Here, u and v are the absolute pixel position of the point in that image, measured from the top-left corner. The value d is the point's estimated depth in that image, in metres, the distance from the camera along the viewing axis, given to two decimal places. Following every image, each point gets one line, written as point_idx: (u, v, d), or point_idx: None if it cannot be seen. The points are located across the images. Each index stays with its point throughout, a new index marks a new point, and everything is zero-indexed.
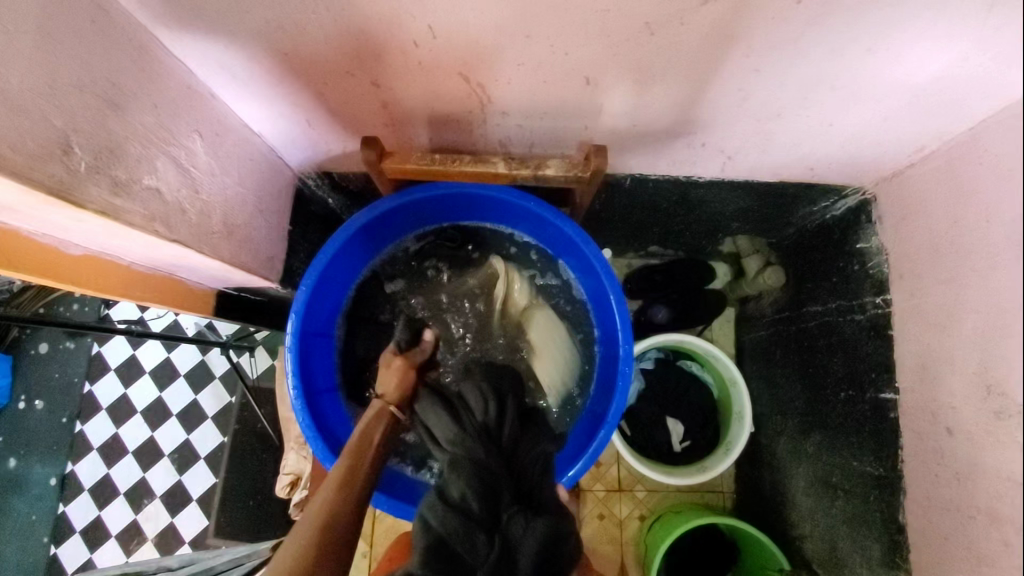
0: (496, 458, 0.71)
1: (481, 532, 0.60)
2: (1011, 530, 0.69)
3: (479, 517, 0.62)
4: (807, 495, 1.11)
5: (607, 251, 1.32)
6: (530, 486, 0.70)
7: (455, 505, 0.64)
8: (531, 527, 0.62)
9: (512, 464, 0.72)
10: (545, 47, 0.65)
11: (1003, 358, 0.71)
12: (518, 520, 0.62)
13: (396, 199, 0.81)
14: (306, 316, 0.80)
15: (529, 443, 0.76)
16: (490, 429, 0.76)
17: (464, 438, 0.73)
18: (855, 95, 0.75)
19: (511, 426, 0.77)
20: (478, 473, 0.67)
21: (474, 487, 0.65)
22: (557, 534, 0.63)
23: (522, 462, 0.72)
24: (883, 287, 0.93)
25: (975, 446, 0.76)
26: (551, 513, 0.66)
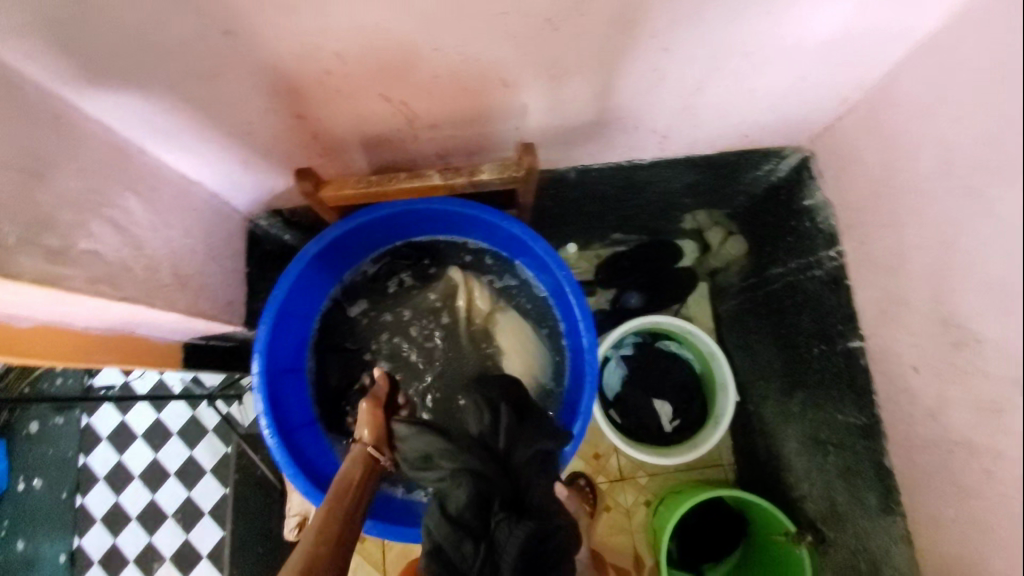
0: (493, 464, 0.73)
1: (469, 541, 0.65)
2: (989, 457, 0.70)
3: (469, 526, 0.66)
4: (800, 455, 1.12)
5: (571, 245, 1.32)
6: (526, 487, 0.71)
7: (452, 515, 0.68)
8: (515, 532, 0.64)
9: (506, 469, 0.72)
10: (457, 56, 0.67)
11: (950, 290, 0.73)
12: (502, 527, 0.65)
13: (342, 225, 0.82)
14: (270, 354, 0.81)
15: (529, 440, 0.75)
16: (486, 437, 0.77)
17: (462, 448, 0.74)
18: (768, 59, 0.77)
19: (509, 430, 0.76)
20: (474, 482, 0.70)
21: (466, 498, 0.68)
22: (543, 535, 0.66)
23: (517, 467, 0.73)
24: (835, 240, 0.95)
25: (940, 379, 0.77)
26: (542, 513, 0.68)
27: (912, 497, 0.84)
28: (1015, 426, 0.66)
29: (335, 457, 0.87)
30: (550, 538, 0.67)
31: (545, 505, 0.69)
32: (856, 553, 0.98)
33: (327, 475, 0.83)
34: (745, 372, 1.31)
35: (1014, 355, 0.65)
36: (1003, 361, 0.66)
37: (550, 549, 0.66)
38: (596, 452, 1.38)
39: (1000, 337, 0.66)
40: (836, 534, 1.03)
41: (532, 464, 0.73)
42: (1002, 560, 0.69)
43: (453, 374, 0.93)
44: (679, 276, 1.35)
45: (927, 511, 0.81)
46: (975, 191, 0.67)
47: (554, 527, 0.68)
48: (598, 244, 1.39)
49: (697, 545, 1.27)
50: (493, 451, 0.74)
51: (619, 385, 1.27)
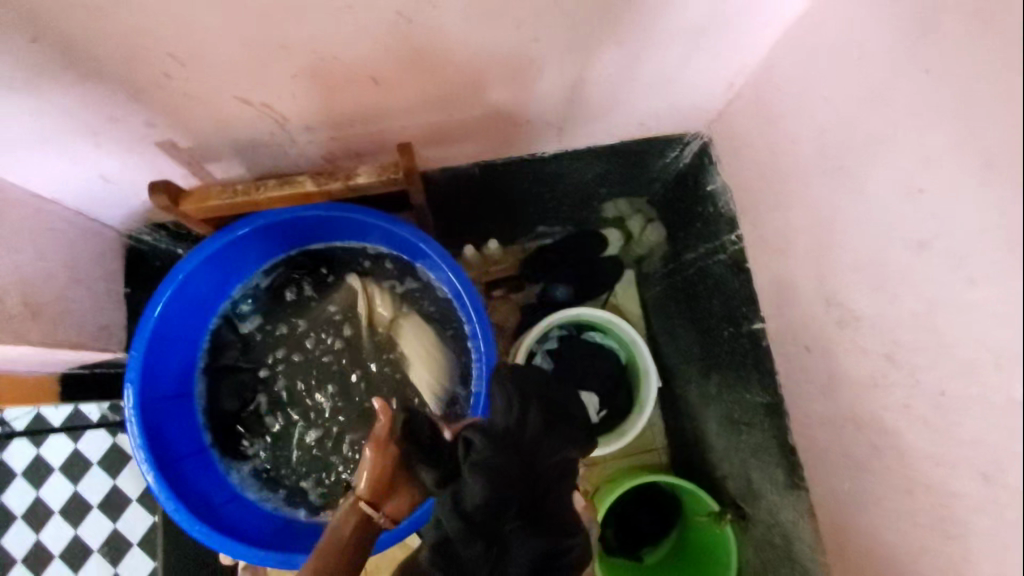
0: (519, 465, 0.68)
1: (481, 543, 0.64)
2: (874, 430, 0.73)
3: (484, 527, 0.65)
4: (720, 435, 1.14)
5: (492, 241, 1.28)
6: (543, 495, 0.69)
7: (467, 512, 0.65)
8: (527, 545, 0.65)
9: (533, 476, 0.69)
10: (309, 54, 0.62)
11: (830, 270, 0.75)
12: (519, 541, 0.65)
13: (219, 239, 0.77)
14: (146, 383, 0.76)
15: (556, 444, 0.71)
16: (512, 430, 0.70)
17: (488, 440, 0.68)
18: (646, 47, 0.76)
19: (536, 430, 0.70)
20: (496, 485, 0.65)
21: (487, 499, 0.65)
22: (552, 549, 0.67)
23: (544, 471, 0.70)
24: (734, 223, 0.96)
25: (828, 356, 0.79)
26: (558, 525, 0.69)
27: (813, 471, 0.87)
28: (890, 400, 0.68)
29: (228, 483, 0.83)
30: (559, 550, 0.68)
31: (560, 520, 0.69)
32: (771, 528, 1.01)
33: (216, 505, 0.79)
34: (670, 356, 1.31)
35: (885, 330, 0.67)
36: (876, 338, 0.68)
37: (556, 561, 0.67)
38: None
39: (873, 314, 0.68)
40: (753, 510, 1.06)
41: (557, 471, 0.71)
42: (888, 528, 0.72)
43: (357, 385, 0.90)
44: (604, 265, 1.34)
45: (826, 484, 0.84)
46: (845, 172, 0.68)
47: (566, 541, 0.68)
48: (524, 235, 1.35)
49: (633, 533, 1.28)
50: (519, 447, 0.69)
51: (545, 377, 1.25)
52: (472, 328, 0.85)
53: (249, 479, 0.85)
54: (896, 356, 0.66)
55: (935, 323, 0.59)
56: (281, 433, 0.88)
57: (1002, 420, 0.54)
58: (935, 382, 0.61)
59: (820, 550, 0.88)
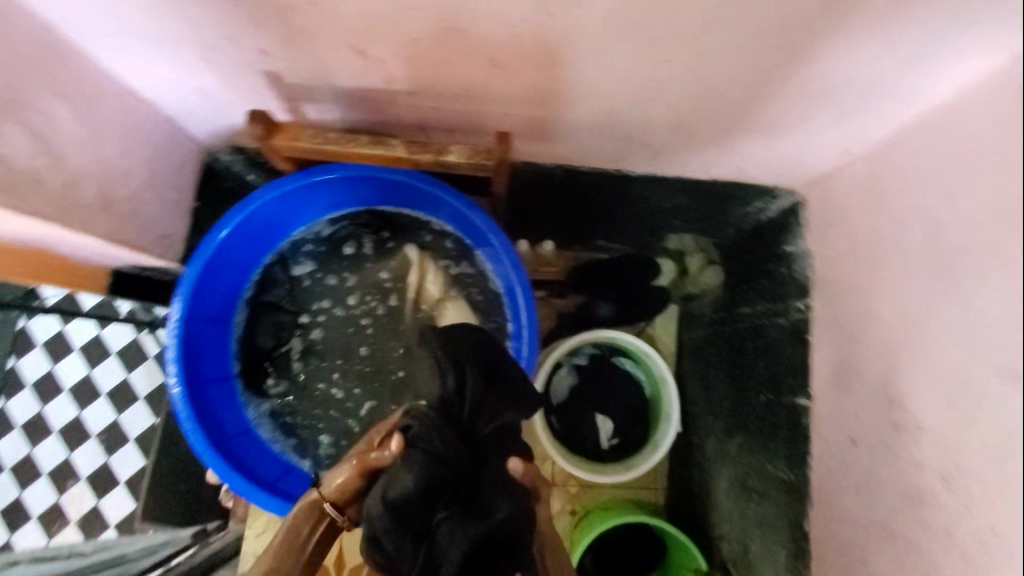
0: (451, 445, 0.66)
1: (408, 537, 0.59)
2: (902, 544, 0.69)
3: (413, 519, 0.60)
4: (728, 496, 1.10)
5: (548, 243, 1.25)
6: (481, 471, 0.66)
7: (394, 501, 0.61)
8: (459, 535, 0.58)
9: (467, 450, 0.67)
10: (440, 22, 0.61)
11: (901, 369, 0.71)
12: (447, 521, 0.59)
13: (298, 180, 0.77)
14: (195, 300, 0.76)
15: (493, 412, 0.72)
16: (451, 405, 0.71)
17: (419, 423, 0.68)
18: (774, 92, 0.74)
19: (471, 399, 0.71)
20: (425, 469, 0.62)
21: (416, 486, 0.61)
22: (492, 532, 0.59)
23: (481, 443, 0.69)
24: (807, 291, 0.92)
25: (874, 457, 0.75)
26: (496, 503, 0.61)
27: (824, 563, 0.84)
28: (930, 520, 0.65)
29: (244, 417, 0.83)
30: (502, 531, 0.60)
31: (497, 490, 0.63)
32: None
33: (229, 435, 0.79)
34: (694, 403, 1.26)
35: (944, 450, 0.63)
36: (934, 456, 0.65)
37: (500, 541, 0.59)
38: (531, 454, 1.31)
39: (936, 429, 0.65)
40: None
41: (497, 443, 0.70)
42: None
43: (388, 355, 0.89)
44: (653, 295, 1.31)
45: None
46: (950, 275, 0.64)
47: (507, 517, 0.60)
48: (579, 249, 1.30)
49: (612, 564, 1.26)
50: (457, 425, 0.69)
51: (566, 390, 1.24)
52: (517, 333, 0.83)
53: (265, 417, 0.85)
54: (949, 479, 0.62)
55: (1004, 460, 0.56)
56: (305, 382, 0.88)
57: None
58: (986, 519, 0.58)
59: None
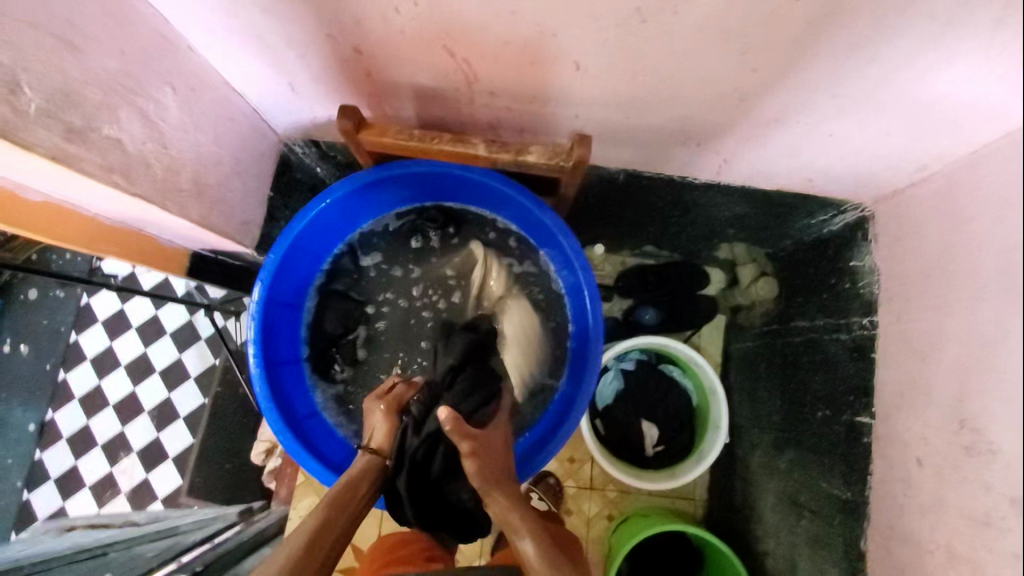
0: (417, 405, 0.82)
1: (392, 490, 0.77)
2: (966, 568, 0.68)
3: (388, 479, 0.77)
4: (774, 511, 1.08)
5: (598, 246, 1.26)
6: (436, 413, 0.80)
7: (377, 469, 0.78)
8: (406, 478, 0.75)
9: (429, 400, 0.82)
10: (532, 25, 0.62)
11: (973, 390, 0.69)
12: (397, 473, 0.77)
13: (376, 174, 0.79)
14: (274, 284, 0.79)
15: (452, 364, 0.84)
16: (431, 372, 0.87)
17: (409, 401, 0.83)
18: (854, 105, 0.73)
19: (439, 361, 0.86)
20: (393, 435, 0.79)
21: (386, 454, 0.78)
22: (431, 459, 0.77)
23: (441, 392, 0.82)
24: (872, 308, 0.90)
25: (941, 478, 0.74)
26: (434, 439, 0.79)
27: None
28: (996, 547, 0.63)
29: (312, 400, 0.86)
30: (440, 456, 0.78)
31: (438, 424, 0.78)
32: None
33: (301, 416, 0.82)
34: (742, 417, 1.24)
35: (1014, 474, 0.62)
36: (1002, 480, 0.63)
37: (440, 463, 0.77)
38: (571, 455, 1.32)
39: (1007, 454, 0.63)
40: None
41: (455, 394, 0.81)
42: None
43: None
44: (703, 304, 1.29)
45: None
46: None
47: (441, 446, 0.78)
48: (626, 251, 1.32)
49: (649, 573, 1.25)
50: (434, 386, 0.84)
51: (610, 395, 1.25)
52: (584, 332, 0.82)
53: (330, 401, 0.88)
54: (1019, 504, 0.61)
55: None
56: (369, 370, 0.91)
57: None
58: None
59: None
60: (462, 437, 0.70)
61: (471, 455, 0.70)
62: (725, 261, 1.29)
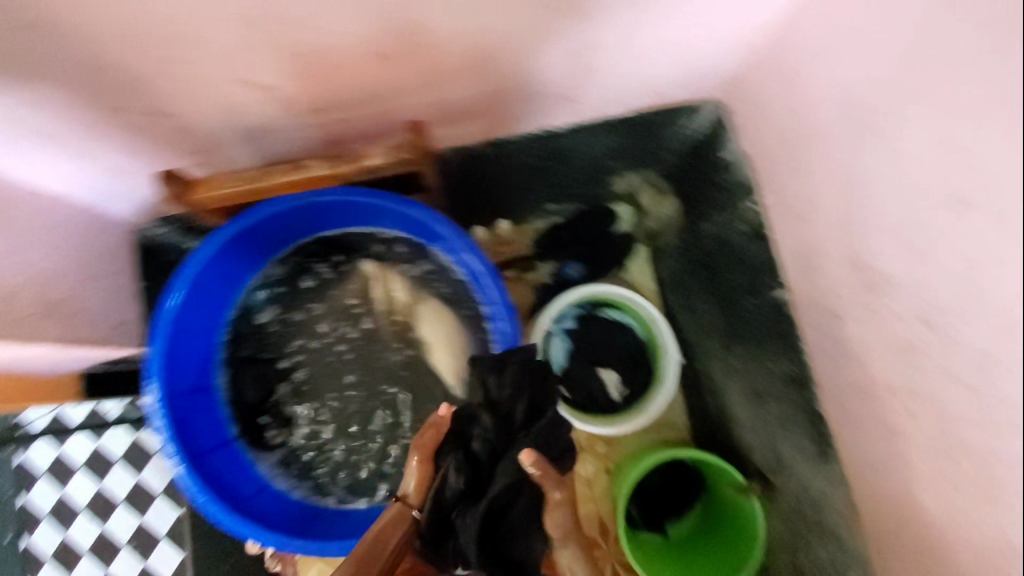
0: (485, 445, 0.72)
1: (441, 531, 0.67)
2: (909, 397, 0.69)
3: (439, 517, 0.67)
4: (744, 407, 1.12)
5: (503, 223, 1.26)
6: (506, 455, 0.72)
7: (432, 506, 0.68)
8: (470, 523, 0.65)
9: (494, 436, 0.73)
10: (313, 31, 0.63)
11: (858, 233, 0.73)
12: (459, 511, 0.67)
13: (235, 226, 0.76)
14: (170, 375, 0.76)
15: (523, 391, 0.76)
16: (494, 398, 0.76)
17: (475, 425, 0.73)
18: (659, 14, 0.75)
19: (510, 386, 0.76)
20: (457, 467, 0.70)
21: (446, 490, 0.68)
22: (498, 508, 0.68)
23: (512, 430, 0.74)
24: (753, 188, 0.95)
25: (857, 324, 0.76)
26: (507, 483, 0.69)
27: (847, 444, 0.84)
28: (926, 369, 0.66)
29: (256, 474, 0.83)
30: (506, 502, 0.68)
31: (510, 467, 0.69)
32: (800, 502, 0.97)
33: (246, 495, 0.79)
34: (687, 332, 1.25)
35: (921, 296, 0.65)
36: (911, 305, 0.66)
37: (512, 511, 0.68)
38: None
39: (910, 279, 0.66)
40: (781, 482, 1.04)
41: (530, 436, 0.73)
42: (924, 494, 0.70)
43: (377, 374, 0.88)
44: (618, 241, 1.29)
45: (856, 453, 0.82)
46: (871, 131, 0.67)
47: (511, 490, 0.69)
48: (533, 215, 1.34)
49: (657, 506, 1.28)
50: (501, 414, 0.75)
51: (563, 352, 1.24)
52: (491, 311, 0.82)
53: (276, 469, 0.84)
54: (931, 323, 0.64)
55: (974, 282, 0.58)
56: (303, 424, 0.86)
57: None
58: (980, 346, 0.58)
59: (852, 516, 0.86)
60: (557, 485, 0.68)
61: (559, 503, 0.68)
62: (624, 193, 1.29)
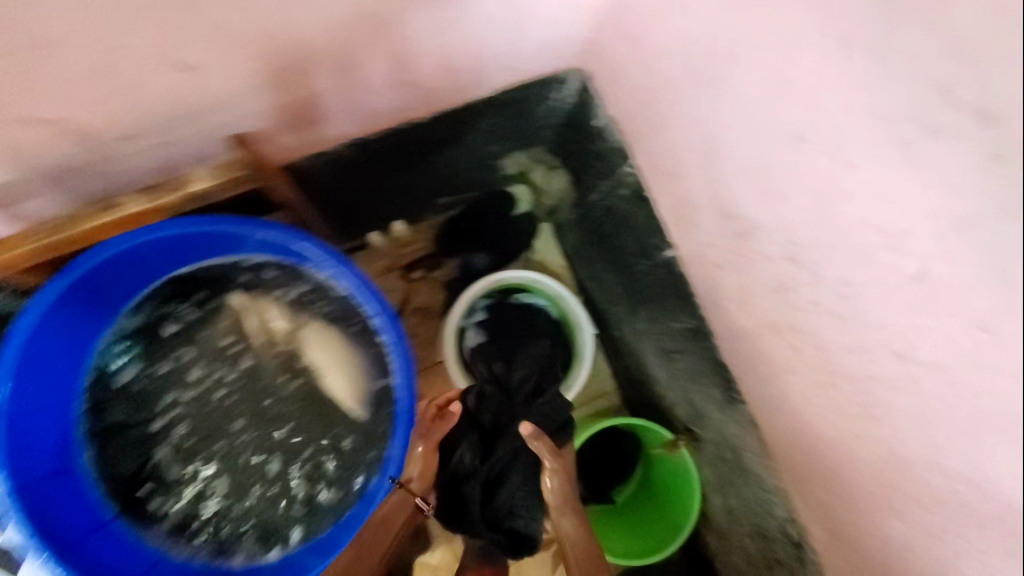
0: None
1: None
2: (792, 333, 0.70)
3: None
4: (659, 365, 1.13)
5: None
6: None
7: None
8: None
9: None
10: (91, 52, 0.62)
11: (721, 182, 0.73)
12: None
13: (62, 280, 0.66)
14: (18, 467, 0.68)
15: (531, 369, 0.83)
16: None
17: None
18: None
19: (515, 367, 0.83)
20: None
21: None
22: None
23: None
24: (628, 153, 0.94)
25: (738, 270, 0.76)
26: None
27: (751, 386, 0.86)
28: (800, 303, 0.67)
29: (147, 551, 0.76)
30: None
31: None
32: (721, 445, 1.02)
33: None
34: (601, 300, 1.30)
35: (783, 235, 0.66)
36: (776, 244, 0.67)
37: None
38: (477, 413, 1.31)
39: (771, 218, 0.66)
40: (703, 432, 1.07)
41: None
42: (821, 422, 0.72)
43: (269, 415, 0.82)
44: (521, 223, 1.34)
45: (760, 395, 0.84)
46: (712, 79, 0.68)
47: None
48: (437, 210, 1.35)
49: (598, 477, 1.28)
50: None
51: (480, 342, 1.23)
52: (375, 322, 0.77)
53: (170, 539, 0.77)
54: (796, 258, 0.65)
55: (824, 213, 0.59)
56: (195, 482, 0.79)
57: (907, 299, 0.53)
58: (840, 273, 0.60)
59: (767, 452, 0.88)
60: None
61: None
62: (517, 177, 1.33)
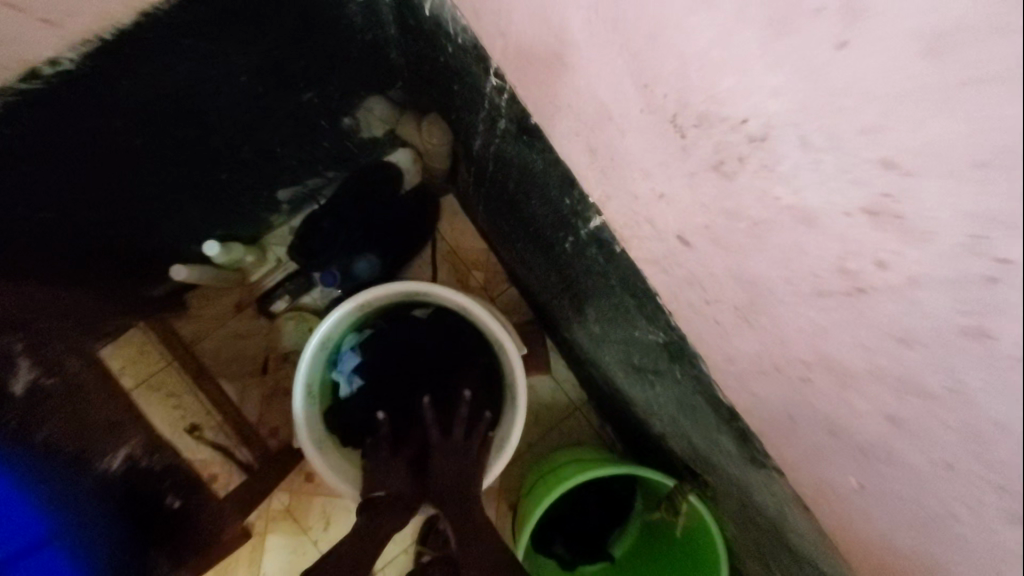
0: None
1: None
2: (881, 385, 0.28)
3: None
4: (632, 384, 0.72)
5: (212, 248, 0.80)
6: None
7: None
8: None
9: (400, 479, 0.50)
10: None
11: (648, 47, 0.31)
12: None
13: None
14: None
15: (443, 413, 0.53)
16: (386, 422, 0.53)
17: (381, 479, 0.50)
18: None
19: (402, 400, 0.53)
20: None
21: None
22: None
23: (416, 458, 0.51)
24: (483, 55, 0.52)
25: (726, 245, 0.34)
26: None
27: (784, 452, 0.44)
28: (914, 320, 0.24)
29: None
30: None
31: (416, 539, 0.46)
32: (747, 505, 0.61)
33: None
34: (538, 290, 0.87)
35: (866, 146, 0.22)
36: (837, 176, 0.24)
37: None
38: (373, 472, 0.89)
39: (814, 106, 0.24)
40: (715, 480, 0.66)
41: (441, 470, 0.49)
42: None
43: None
44: (407, 206, 0.92)
45: (807, 477, 0.42)
46: None
47: None
48: (283, 211, 0.91)
49: (583, 530, 0.90)
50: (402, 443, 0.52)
51: (358, 380, 0.82)
52: None
53: None
54: (908, 203, 0.22)
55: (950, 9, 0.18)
56: None
57: None
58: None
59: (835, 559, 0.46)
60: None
61: None
62: (391, 140, 0.90)
